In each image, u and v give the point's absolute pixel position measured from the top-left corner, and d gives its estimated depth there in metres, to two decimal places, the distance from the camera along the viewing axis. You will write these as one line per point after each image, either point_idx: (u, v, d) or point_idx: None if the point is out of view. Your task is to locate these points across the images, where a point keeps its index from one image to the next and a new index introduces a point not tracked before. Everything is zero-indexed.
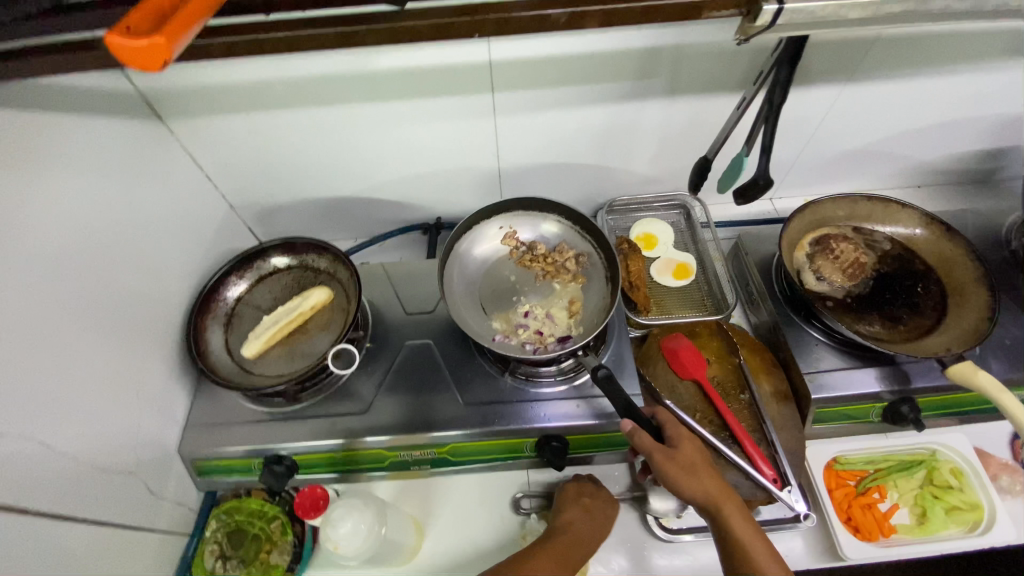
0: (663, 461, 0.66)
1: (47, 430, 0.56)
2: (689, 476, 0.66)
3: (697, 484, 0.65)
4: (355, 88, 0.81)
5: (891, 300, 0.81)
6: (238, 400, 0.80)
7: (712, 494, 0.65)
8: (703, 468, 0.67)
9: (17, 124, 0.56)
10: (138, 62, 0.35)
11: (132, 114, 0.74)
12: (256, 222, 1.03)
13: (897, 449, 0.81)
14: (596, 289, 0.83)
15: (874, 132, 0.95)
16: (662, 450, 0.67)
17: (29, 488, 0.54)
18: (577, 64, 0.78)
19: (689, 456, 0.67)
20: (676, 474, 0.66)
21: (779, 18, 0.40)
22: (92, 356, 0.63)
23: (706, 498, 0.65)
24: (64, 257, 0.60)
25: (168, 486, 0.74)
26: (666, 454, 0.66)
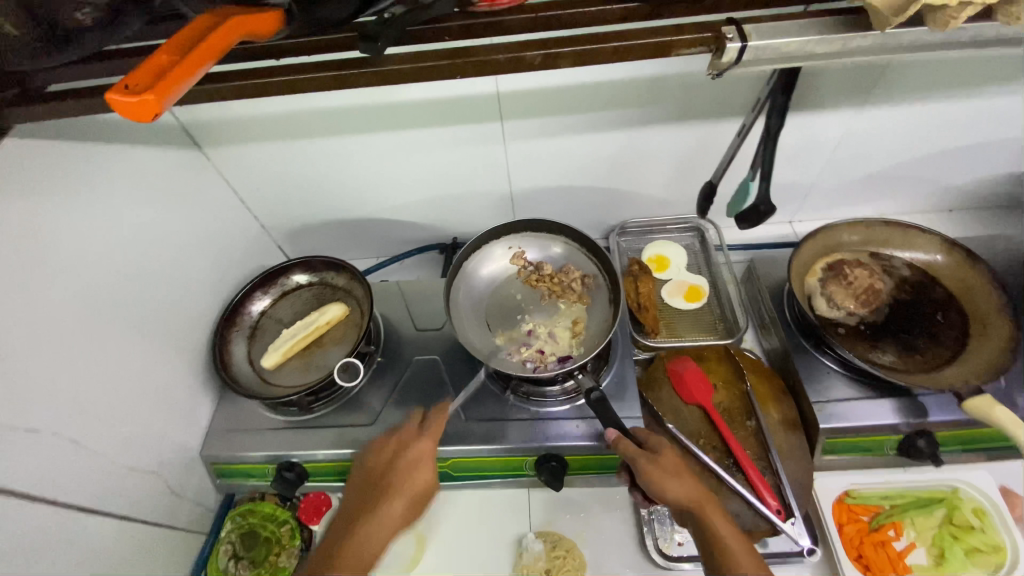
0: (647, 464, 0.67)
1: (78, 429, 0.62)
2: (670, 478, 0.66)
3: (678, 485, 0.66)
4: (373, 117, 0.87)
5: (908, 328, 0.78)
6: (256, 409, 0.85)
7: (694, 495, 0.65)
8: (683, 472, 0.67)
9: (68, 157, 0.63)
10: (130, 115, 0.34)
11: (172, 143, 0.81)
12: (285, 240, 1.10)
13: (916, 484, 0.77)
14: (600, 310, 0.84)
15: (896, 156, 0.93)
16: (647, 454, 0.68)
17: (59, 481, 0.60)
18: (583, 93, 0.81)
19: (671, 460, 0.68)
20: (658, 476, 0.66)
21: (744, 55, 0.41)
22: (123, 363, 0.70)
23: (688, 500, 0.65)
24: (102, 272, 0.67)
25: (188, 486, 0.80)
26: (648, 457, 0.68)
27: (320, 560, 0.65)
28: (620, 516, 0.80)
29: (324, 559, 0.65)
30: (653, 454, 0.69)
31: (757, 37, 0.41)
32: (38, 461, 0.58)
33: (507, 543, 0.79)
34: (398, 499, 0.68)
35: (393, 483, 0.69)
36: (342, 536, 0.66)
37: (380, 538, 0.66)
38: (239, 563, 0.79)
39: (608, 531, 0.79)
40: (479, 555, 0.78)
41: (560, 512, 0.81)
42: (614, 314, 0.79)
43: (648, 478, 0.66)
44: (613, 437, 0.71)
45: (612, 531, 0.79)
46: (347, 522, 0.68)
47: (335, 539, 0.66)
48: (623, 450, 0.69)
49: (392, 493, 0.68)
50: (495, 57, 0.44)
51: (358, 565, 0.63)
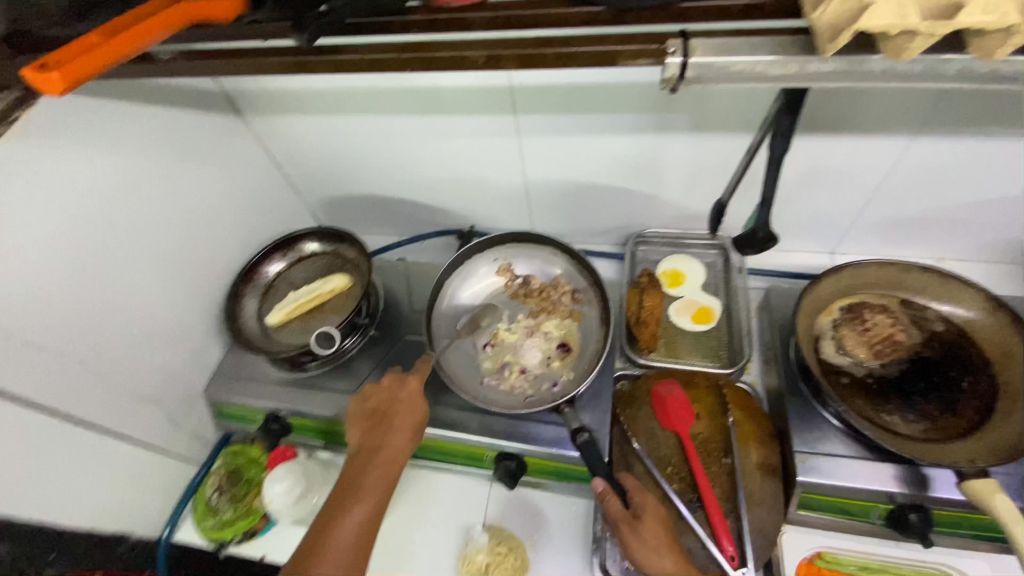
0: (625, 531, 0.65)
1: (88, 354, 0.72)
2: (647, 550, 0.63)
3: (655, 560, 0.63)
4: (395, 102, 0.89)
5: (923, 391, 0.70)
6: (258, 360, 0.92)
7: (671, 574, 0.62)
8: (666, 546, 0.64)
9: (115, 114, 0.72)
10: (37, 87, 0.40)
11: (213, 109, 0.89)
12: (317, 208, 1.16)
13: (902, 562, 0.70)
14: (588, 328, 0.83)
15: (961, 194, 0.82)
16: (626, 519, 0.66)
17: (65, 397, 0.69)
18: (600, 93, 0.78)
19: (653, 530, 0.65)
20: (634, 546, 0.64)
21: (687, 72, 0.38)
22: (139, 302, 0.78)
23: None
24: (130, 221, 0.76)
25: (189, 419, 0.89)
26: (629, 524, 0.65)
27: (338, 491, 0.67)
28: (573, 526, 0.79)
29: (343, 490, 0.66)
30: (636, 518, 0.66)
31: (701, 53, 0.38)
32: (48, 375, 0.67)
33: (458, 530, 0.81)
34: (402, 436, 0.69)
35: (394, 420, 0.70)
36: (356, 471, 0.67)
37: (391, 468, 0.68)
38: (221, 496, 0.87)
39: (558, 540, 0.78)
40: (431, 536, 0.81)
41: (516, 511, 0.82)
42: (605, 339, 0.78)
43: (625, 546, 0.65)
44: (601, 490, 0.67)
45: (562, 541, 0.78)
46: (356, 459, 0.69)
47: (350, 473, 0.68)
48: (606, 508, 0.67)
49: (393, 428, 0.70)
50: (440, 54, 0.44)
51: (375, 495, 0.66)
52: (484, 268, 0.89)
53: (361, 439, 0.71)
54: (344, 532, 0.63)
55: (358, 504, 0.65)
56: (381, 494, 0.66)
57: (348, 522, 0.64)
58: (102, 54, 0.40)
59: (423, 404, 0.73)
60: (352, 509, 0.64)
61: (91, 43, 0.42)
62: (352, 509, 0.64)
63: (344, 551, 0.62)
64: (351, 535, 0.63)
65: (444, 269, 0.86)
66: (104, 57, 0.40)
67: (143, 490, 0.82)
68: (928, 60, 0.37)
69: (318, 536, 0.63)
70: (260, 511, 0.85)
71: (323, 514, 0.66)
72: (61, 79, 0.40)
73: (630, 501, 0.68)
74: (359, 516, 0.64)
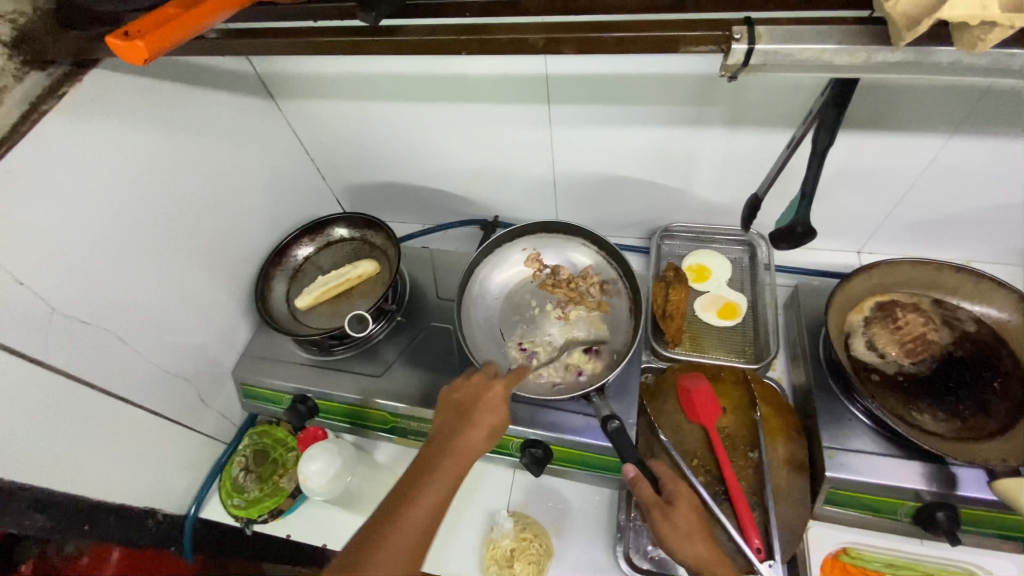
0: (658, 517, 0.65)
1: (126, 329, 0.73)
2: (681, 537, 0.64)
3: (689, 546, 0.63)
4: (427, 89, 0.90)
5: (955, 389, 0.69)
6: (285, 343, 0.93)
7: (706, 562, 0.63)
8: (698, 533, 0.64)
9: (154, 92, 0.72)
10: (119, 56, 0.39)
11: (248, 92, 0.90)
12: (343, 195, 1.17)
13: (929, 560, 0.71)
14: (618, 320, 0.83)
15: (996, 195, 0.81)
16: (659, 506, 0.66)
17: (103, 371, 0.70)
18: (636, 85, 0.78)
19: (686, 518, 0.65)
20: (666, 533, 0.65)
21: (752, 59, 0.39)
22: (174, 281, 0.79)
23: (698, 564, 0.63)
24: (168, 199, 0.76)
25: (217, 399, 0.90)
26: (661, 510, 0.66)
27: (412, 472, 0.65)
28: (596, 515, 0.80)
29: (418, 470, 0.65)
30: (669, 505, 0.67)
31: (767, 41, 0.38)
32: (88, 350, 0.68)
33: (482, 515, 0.82)
34: (483, 429, 0.69)
35: (477, 414, 0.69)
36: (434, 454, 0.66)
37: (467, 458, 0.67)
38: (248, 475, 0.88)
39: (582, 528, 0.79)
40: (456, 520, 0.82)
41: (539, 498, 0.82)
42: (635, 332, 0.78)
43: (657, 532, 0.65)
44: (631, 475, 0.68)
45: (585, 530, 0.79)
46: (434, 445, 0.68)
47: (427, 455, 0.67)
48: (637, 494, 0.67)
49: (476, 421, 0.69)
50: (499, 37, 0.44)
51: (449, 479, 0.64)
52: (515, 257, 0.90)
53: (440, 428, 0.70)
54: (414, 511, 0.61)
55: (435, 484, 0.63)
56: (456, 479, 0.65)
57: (422, 500, 0.62)
58: (181, 25, 0.40)
59: (507, 409, 0.72)
60: (428, 487, 0.63)
61: (168, 15, 0.41)
62: (428, 487, 0.63)
63: (415, 528, 0.60)
64: (419, 518, 0.60)
65: (477, 254, 0.87)
66: (183, 27, 0.40)
67: (173, 467, 0.84)
68: (997, 54, 0.37)
69: (388, 513, 0.61)
70: (286, 491, 0.86)
71: (395, 490, 0.64)
72: (144, 47, 0.39)
73: (661, 487, 0.69)
74: (430, 501, 0.62)
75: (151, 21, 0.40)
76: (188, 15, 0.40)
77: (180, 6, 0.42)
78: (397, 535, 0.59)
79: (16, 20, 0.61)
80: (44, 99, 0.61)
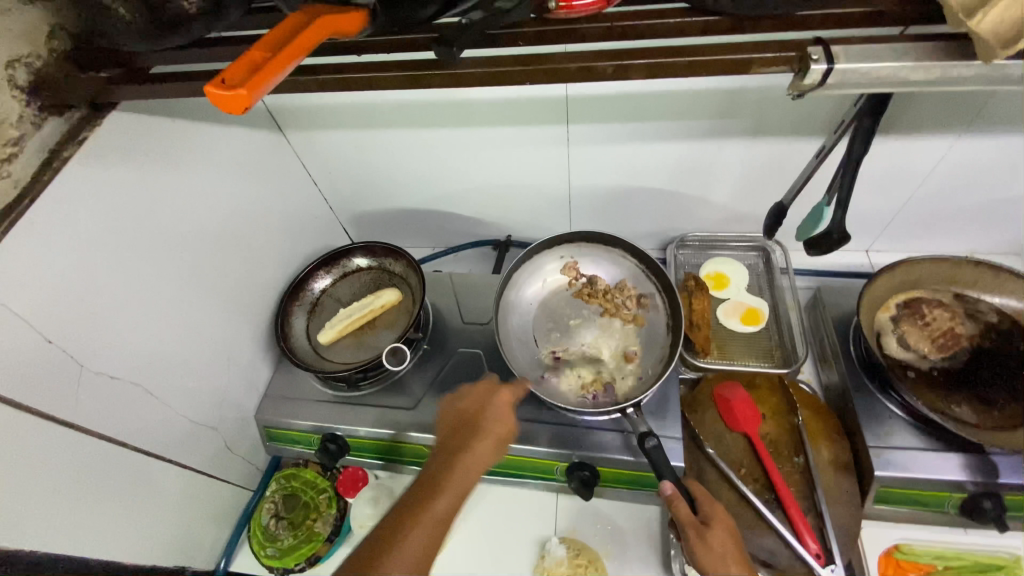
0: (693, 536, 0.64)
1: (151, 380, 0.69)
2: (715, 558, 0.63)
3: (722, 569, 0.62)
4: (441, 115, 0.89)
5: (988, 380, 0.72)
6: (308, 380, 0.90)
7: None
8: (734, 557, 0.63)
9: (167, 132, 0.70)
10: (220, 107, 0.38)
11: (257, 126, 0.87)
12: (349, 223, 1.14)
13: (975, 548, 0.72)
14: (654, 334, 0.82)
15: (997, 189, 0.85)
16: (694, 525, 0.65)
17: (129, 426, 0.67)
18: (655, 101, 0.79)
19: (721, 540, 0.64)
20: (701, 552, 0.64)
21: (830, 78, 0.41)
22: (195, 325, 0.76)
23: None
24: (185, 241, 0.74)
25: (241, 444, 0.86)
26: (696, 529, 0.65)
27: (419, 485, 0.66)
28: (647, 533, 0.79)
29: (425, 481, 0.66)
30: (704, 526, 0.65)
31: (846, 60, 0.40)
32: (114, 406, 0.64)
33: (532, 542, 0.80)
34: (490, 441, 0.69)
35: (483, 424, 0.70)
36: (443, 464, 0.67)
37: (476, 470, 0.67)
38: (279, 522, 0.85)
39: (634, 547, 0.78)
40: (504, 550, 0.80)
41: (587, 521, 0.81)
42: (675, 347, 0.77)
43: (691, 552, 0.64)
44: (669, 493, 0.67)
45: (637, 549, 0.78)
46: (440, 456, 0.68)
47: (433, 468, 0.67)
48: (674, 512, 0.66)
49: (484, 432, 0.69)
50: (565, 65, 0.44)
51: (457, 489, 0.65)
52: (551, 265, 0.89)
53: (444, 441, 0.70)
54: (422, 523, 0.61)
55: (443, 494, 0.64)
56: (463, 490, 0.65)
57: (427, 513, 0.62)
58: (278, 66, 0.38)
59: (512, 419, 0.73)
60: (436, 498, 0.63)
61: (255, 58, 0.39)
62: (436, 497, 0.64)
63: (421, 540, 0.60)
64: (426, 532, 0.61)
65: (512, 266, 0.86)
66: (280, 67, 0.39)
67: (201, 522, 0.79)
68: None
69: (399, 520, 0.62)
70: (322, 536, 0.83)
71: (401, 502, 0.65)
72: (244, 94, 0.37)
73: (697, 507, 0.67)
74: (438, 514, 0.63)
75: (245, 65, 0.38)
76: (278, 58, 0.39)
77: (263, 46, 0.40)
78: (410, 540, 0.60)
79: (31, 62, 0.58)
80: (62, 146, 0.59)
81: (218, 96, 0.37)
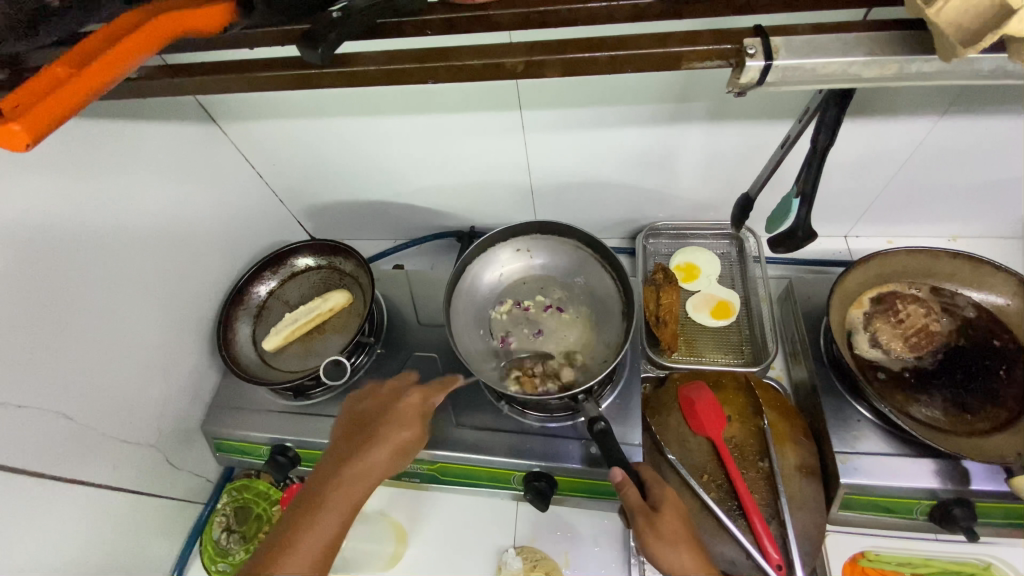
0: (643, 524, 0.59)
1: (70, 404, 0.65)
2: (667, 547, 0.58)
3: (673, 555, 0.58)
4: (385, 103, 0.82)
5: (961, 382, 0.68)
6: (255, 389, 0.85)
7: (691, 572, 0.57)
8: (684, 540, 0.59)
9: (71, 133, 0.64)
10: None
11: (186, 119, 0.80)
12: (303, 216, 1.08)
13: (943, 555, 0.71)
14: (612, 327, 0.76)
15: (982, 173, 0.79)
16: (644, 511, 0.60)
17: (48, 455, 0.62)
18: (612, 83, 0.73)
19: (672, 525, 0.59)
20: (651, 542, 0.59)
21: (768, 76, 0.38)
22: (121, 340, 0.71)
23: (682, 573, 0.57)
24: (104, 252, 0.68)
25: (186, 458, 0.82)
26: (646, 517, 0.59)
27: (307, 492, 0.62)
28: (610, 541, 0.77)
29: (311, 492, 0.62)
30: (654, 510, 0.60)
31: (786, 55, 0.37)
32: (27, 436, 0.60)
33: (491, 553, 0.78)
34: (407, 426, 0.66)
35: (381, 430, 0.65)
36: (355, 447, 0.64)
37: (395, 451, 0.64)
38: (231, 536, 0.83)
39: (593, 556, 0.76)
40: (462, 561, 0.78)
41: (547, 529, 0.78)
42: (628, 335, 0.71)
43: (643, 541, 0.59)
44: (619, 480, 0.62)
45: (596, 557, 0.76)
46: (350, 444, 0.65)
47: (320, 475, 0.63)
48: (623, 499, 0.62)
49: (378, 438, 0.64)
50: (470, 62, 0.39)
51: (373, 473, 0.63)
52: (507, 258, 0.83)
53: (355, 430, 0.67)
54: (309, 541, 0.58)
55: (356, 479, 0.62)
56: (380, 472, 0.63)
57: (314, 525, 0.59)
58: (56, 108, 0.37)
59: (420, 421, 0.67)
60: (337, 490, 0.61)
61: (55, 76, 0.38)
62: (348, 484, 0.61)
63: (308, 557, 0.57)
64: (310, 548, 0.58)
65: (463, 260, 0.79)
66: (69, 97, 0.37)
67: (147, 541, 0.76)
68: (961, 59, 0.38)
69: (286, 531, 0.59)
70: None
71: (287, 517, 0.61)
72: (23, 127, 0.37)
73: (648, 491, 0.63)
74: (323, 532, 0.59)
75: (30, 89, 0.37)
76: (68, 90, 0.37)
77: (72, 63, 0.38)
78: (293, 559, 0.57)
79: None
80: None
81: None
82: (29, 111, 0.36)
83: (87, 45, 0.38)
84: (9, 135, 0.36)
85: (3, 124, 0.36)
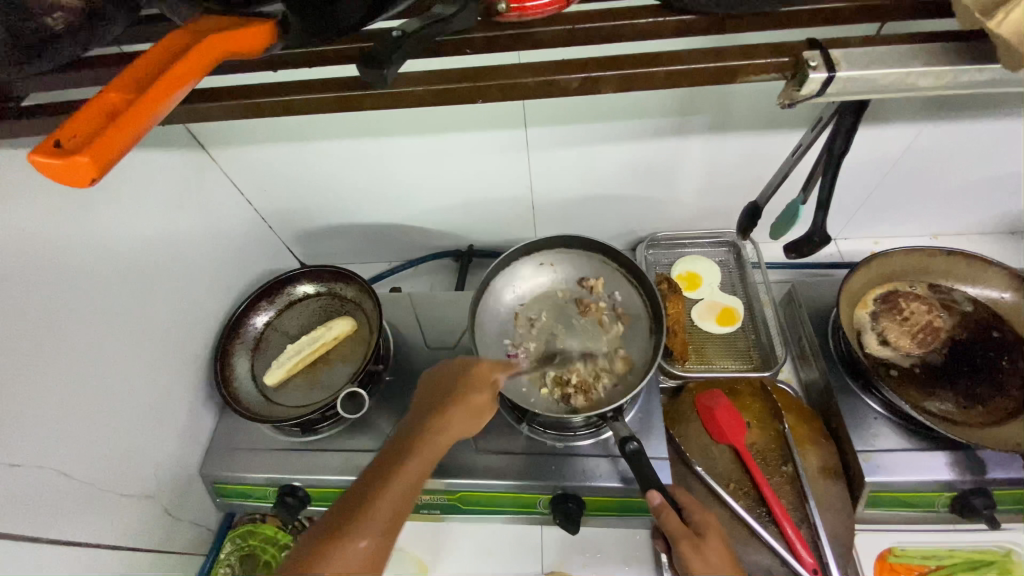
0: (687, 549, 0.58)
1: (67, 459, 0.59)
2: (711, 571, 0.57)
3: None
4: (385, 123, 0.80)
5: (969, 374, 0.71)
6: (257, 427, 0.81)
7: None
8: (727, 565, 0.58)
9: None
10: (51, 174, 0.34)
11: (175, 146, 0.76)
12: (293, 242, 1.04)
13: (963, 545, 0.73)
14: (639, 342, 0.75)
15: (962, 176, 0.84)
16: (687, 537, 0.58)
17: (44, 517, 0.57)
18: (619, 100, 0.74)
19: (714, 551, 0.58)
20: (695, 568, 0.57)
21: (829, 87, 0.41)
22: (115, 384, 0.66)
23: None
24: (96, 291, 0.64)
25: (185, 506, 0.77)
26: (691, 542, 0.58)
27: (393, 446, 0.62)
28: (641, 557, 0.75)
29: (397, 443, 0.62)
30: (696, 535, 0.59)
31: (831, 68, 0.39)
32: (25, 496, 0.55)
33: None
34: (481, 388, 0.65)
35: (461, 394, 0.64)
36: (408, 433, 0.63)
37: (442, 443, 0.62)
38: None
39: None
40: None
41: (576, 551, 0.77)
42: (658, 352, 0.71)
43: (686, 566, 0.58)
44: (657, 504, 0.60)
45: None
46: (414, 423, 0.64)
47: (406, 434, 0.63)
48: (662, 524, 0.59)
49: (457, 400, 0.64)
50: (523, 80, 0.40)
51: (425, 455, 0.60)
52: (526, 273, 0.82)
53: (423, 406, 0.66)
54: (388, 493, 0.57)
55: (409, 462, 0.60)
56: (430, 457, 0.61)
57: (398, 477, 0.58)
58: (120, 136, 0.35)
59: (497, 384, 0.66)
60: (406, 463, 0.59)
61: (111, 103, 0.36)
62: (400, 468, 0.59)
63: (387, 504, 0.57)
64: (394, 497, 0.57)
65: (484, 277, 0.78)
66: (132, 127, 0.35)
67: None
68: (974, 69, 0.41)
69: (369, 480, 0.59)
70: None
71: (371, 468, 0.60)
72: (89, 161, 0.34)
73: (687, 516, 0.61)
74: (400, 489, 0.58)
75: (87, 119, 0.35)
76: (129, 116, 0.35)
77: (125, 88, 0.36)
78: (379, 500, 0.56)
79: None
80: None
81: (53, 164, 0.33)
82: (94, 141, 0.34)
83: (139, 69, 0.37)
84: (77, 168, 0.34)
85: (71, 157, 0.33)
